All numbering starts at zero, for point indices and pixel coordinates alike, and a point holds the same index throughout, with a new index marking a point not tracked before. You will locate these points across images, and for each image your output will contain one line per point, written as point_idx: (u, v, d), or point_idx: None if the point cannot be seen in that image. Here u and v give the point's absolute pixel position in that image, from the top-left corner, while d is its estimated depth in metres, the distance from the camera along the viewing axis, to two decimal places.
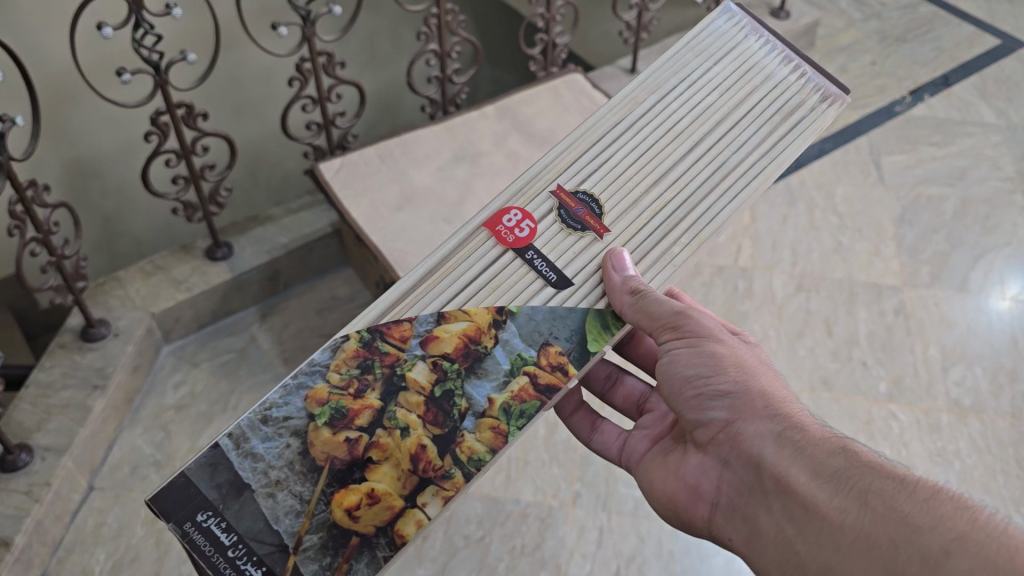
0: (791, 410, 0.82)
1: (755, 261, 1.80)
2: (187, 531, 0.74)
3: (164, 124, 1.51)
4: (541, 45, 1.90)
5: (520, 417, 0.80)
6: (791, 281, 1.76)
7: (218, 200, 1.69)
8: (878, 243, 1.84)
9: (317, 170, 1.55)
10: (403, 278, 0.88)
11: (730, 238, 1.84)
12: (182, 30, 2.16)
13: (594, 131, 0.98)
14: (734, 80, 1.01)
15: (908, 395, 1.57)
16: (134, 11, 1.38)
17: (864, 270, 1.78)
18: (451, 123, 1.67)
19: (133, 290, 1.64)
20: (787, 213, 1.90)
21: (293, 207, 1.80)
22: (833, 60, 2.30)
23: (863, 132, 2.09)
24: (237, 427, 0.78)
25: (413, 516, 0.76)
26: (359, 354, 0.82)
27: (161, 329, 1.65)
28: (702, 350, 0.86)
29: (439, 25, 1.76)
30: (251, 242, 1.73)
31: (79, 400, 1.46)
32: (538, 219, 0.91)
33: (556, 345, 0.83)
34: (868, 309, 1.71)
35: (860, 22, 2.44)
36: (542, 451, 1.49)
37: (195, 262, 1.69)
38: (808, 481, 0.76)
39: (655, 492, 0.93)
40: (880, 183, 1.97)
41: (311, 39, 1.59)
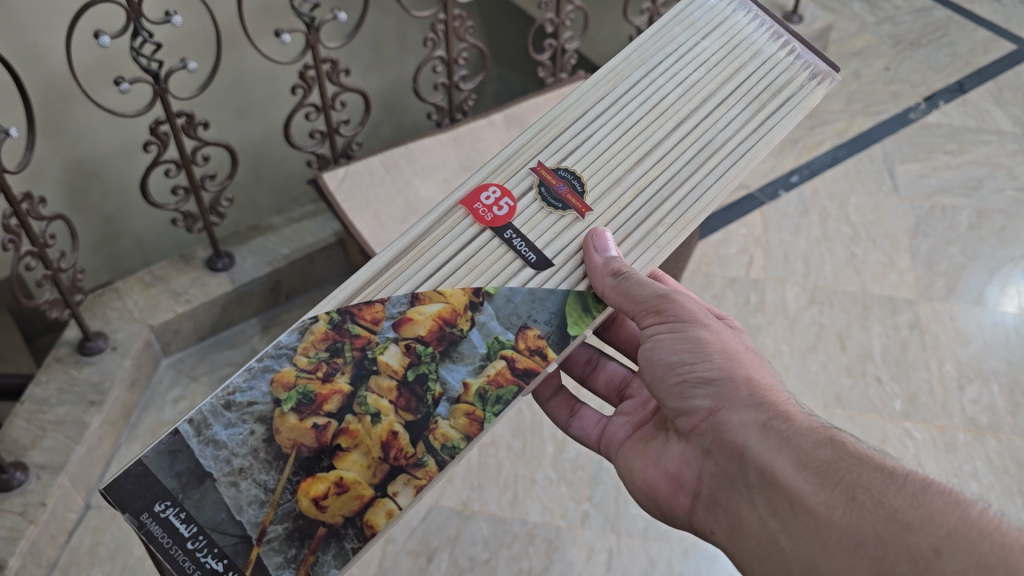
0: (776, 398, 0.79)
1: (767, 272, 1.79)
2: (143, 522, 0.70)
3: (163, 134, 1.43)
4: (551, 50, 1.85)
5: (497, 403, 0.77)
6: (804, 294, 1.75)
7: (218, 210, 1.62)
8: (892, 254, 1.82)
9: (322, 179, 1.44)
10: (376, 257, 0.84)
11: (741, 249, 1.84)
12: (182, 41, 2.07)
13: (577, 107, 0.94)
14: (723, 55, 0.97)
15: (923, 412, 1.56)
16: (132, 19, 1.30)
17: (878, 283, 1.76)
18: (459, 132, 1.55)
19: (131, 301, 1.58)
20: (799, 223, 1.88)
21: (295, 216, 1.76)
22: (847, 64, 2.28)
23: (877, 140, 2.08)
24: (197, 412, 0.74)
25: (384, 506, 0.73)
26: (328, 337, 0.78)
27: (160, 341, 1.60)
28: (686, 336, 0.83)
29: (448, 31, 1.69)
30: (252, 252, 1.69)
31: (75, 416, 1.41)
32: (518, 197, 0.87)
33: (535, 329, 0.80)
34: (881, 323, 1.69)
35: (873, 25, 2.41)
36: (550, 469, 1.46)
37: (195, 272, 1.65)
38: (793, 474, 0.73)
39: (634, 482, 0.90)
40: (894, 192, 1.95)
41: (315, 47, 1.52)
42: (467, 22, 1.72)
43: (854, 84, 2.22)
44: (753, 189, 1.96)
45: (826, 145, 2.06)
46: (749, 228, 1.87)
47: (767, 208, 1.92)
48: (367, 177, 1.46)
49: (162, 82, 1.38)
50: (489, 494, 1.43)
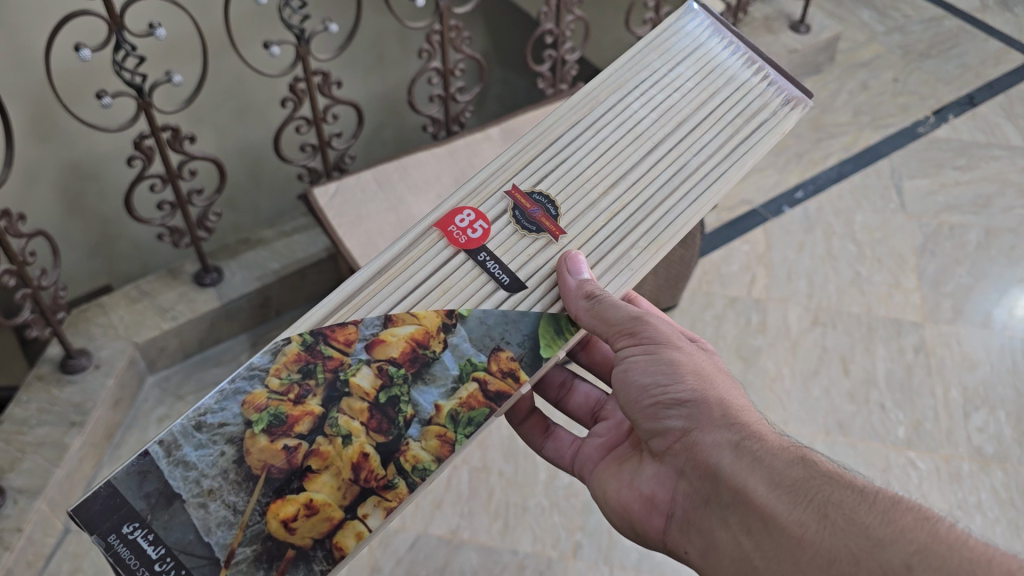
0: (748, 418, 0.80)
1: (769, 291, 1.80)
2: (111, 543, 0.70)
3: (148, 148, 1.43)
4: (551, 61, 1.87)
5: (468, 424, 0.78)
6: (807, 314, 1.76)
7: (206, 225, 1.62)
8: (898, 274, 1.83)
9: (311, 195, 1.45)
10: (350, 278, 0.84)
11: (744, 267, 1.85)
12: (169, 54, 2.08)
13: (553, 131, 0.95)
14: (697, 82, 0.99)
15: (927, 441, 1.56)
16: (115, 32, 1.31)
17: (884, 304, 1.78)
18: (454, 146, 1.55)
19: (116, 317, 1.59)
20: (803, 240, 1.90)
21: (287, 230, 1.77)
22: (854, 75, 2.31)
23: (884, 154, 2.10)
24: (168, 433, 0.74)
25: (353, 528, 0.73)
26: (301, 358, 0.78)
27: (145, 360, 1.60)
28: (659, 358, 0.84)
29: (443, 42, 1.70)
30: (242, 267, 1.69)
31: (55, 437, 1.41)
32: (492, 220, 0.88)
33: (507, 351, 0.80)
34: (887, 346, 1.71)
35: (882, 36, 2.45)
36: (542, 496, 1.46)
37: (183, 288, 1.65)
38: (766, 493, 0.74)
39: (608, 503, 0.90)
40: (901, 210, 1.97)
41: (306, 58, 1.52)
42: (464, 34, 1.73)
43: (862, 96, 2.26)
44: (756, 205, 1.98)
45: (832, 159, 2.08)
46: (753, 247, 1.89)
47: (770, 225, 1.94)
48: (358, 193, 1.47)
49: (146, 95, 1.39)
50: (479, 521, 1.43)
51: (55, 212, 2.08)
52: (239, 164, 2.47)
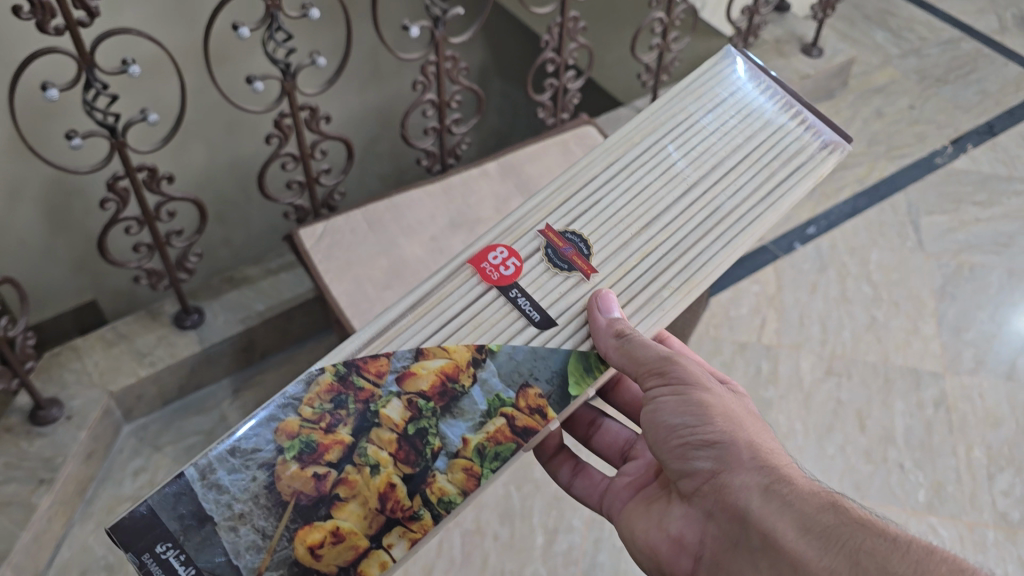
0: (778, 462, 0.78)
1: (780, 337, 1.75)
2: (145, 562, 0.72)
3: (123, 190, 1.40)
4: (550, 90, 1.82)
5: (495, 459, 0.79)
6: (821, 363, 1.71)
7: (186, 265, 1.61)
8: (916, 319, 1.78)
9: (297, 237, 1.40)
10: (384, 311, 0.87)
11: (753, 309, 1.80)
12: (145, 89, 2.00)
13: (587, 172, 0.97)
14: (734, 125, 1.00)
15: (949, 505, 1.50)
16: (85, 71, 1.24)
17: (901, 351, 1.73)
18: (450, 183, 1.50)
19: (91, 363, 1.56)
20: (816, 280, 1.86)
21: (273, 268, 1.75)
22: (869, 101, 2.28)
23: (900, 187, 2.06)
24: (204, 457, 0.76)
25: (378, 557, 0.75)
26: (334, 388, 0.80)
27: (121, 409, 1.58)
28: (688, 399, 0.82)
29: (439, 73, 1.60)
30: (224, 308, 1.67)
31: (23, 496, 1.38)
32: (525, 257, 0.90)
33: (535, 387, 0.81)
34: (904, 400, 1.65)
35: (897, 59, 2.42)
36: (540, 564, 1.44)
37: (162, 331, 1.62)
38: (796, 538, 0.72)
39: (635, 543, 0.88)
40: (919, 248, 1.92)
41: (291, 93, 1.47)
42: (460, 64, 1.65)
43: (877, 124, 2.21)
44: (766, 240, 1.94)
45: (846, 192, 2.04)
46: (764, 287, 1.84)
47: (782, 262, 1.89)
48: (349, 234, 1.41)
49: (120, 135, 1.34)
50: None
51: (40, 229, 1.95)
52: (228, 174, 2.30)
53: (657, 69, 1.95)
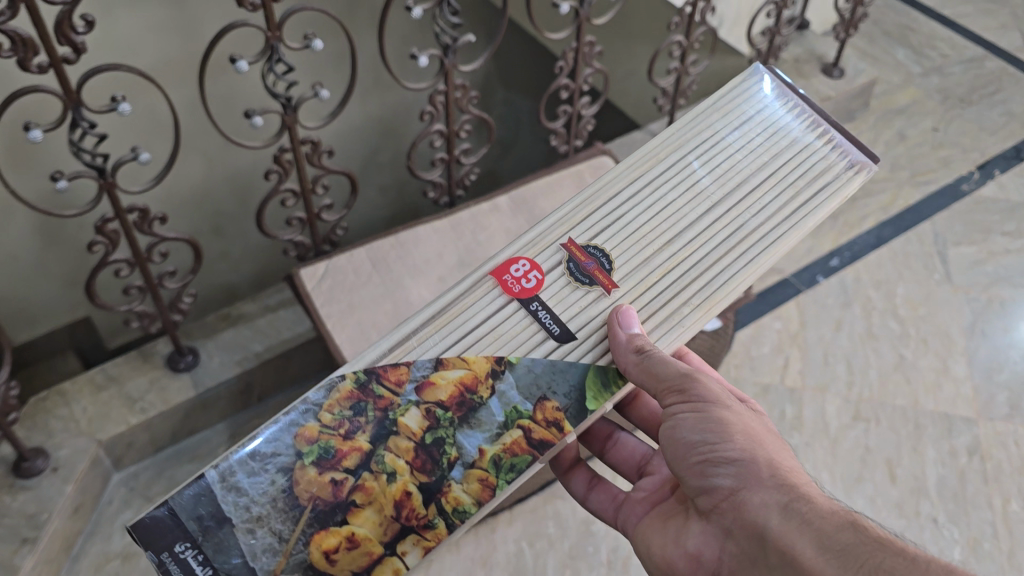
0: (799, 481, 0.76)
1: (804, 378, 1.70)
2: (164, 560, 0.74)
3: (112, 233, 1.31)
4: (564, 117, 1.79)
5: (510, 470, 0.80)
6: (847, 408, 1.66)
7: (179, 307, 1.52)
8: (945, 358, 1.74)
9: (297, 279, 1.41)
10: (406, 320, 0.88)
11: (775, 349, 1.75)
12: (136, 124, 1.95)
13: (609, 187, 0.98)
14: (760, 143, 1.00)
15: (986, 562, 1.44)
16: (71, 108, 1.16)
17: (931, 396, 1.68)
18: (457, 219, 1.51)
19: (79, 409, 1.48)
20: (841, 317, 1.82)
21: (271, 304, 1.69)
22: (892, 123, 2.25)
23: (926, 216, 2.03)
24: (224, 460, 0.77)
25: (391, 564, 0.77)
26: (354, 395, 0.81)
27: (111, 457, 1.50)
28: (707, 416, 0.80)
29: (448, 103, 1.58)
30: (219, 349, 1.61)
31: (5, 556, 1.29)
32: (546, 270, 0.90)
33: (553, 401, 0.82)
34: (936, 448, 1.60)
35: (919, 77, 2.40)
36: None
37: (155, 374, 1.55)
38: (815, 557, 0.69)
39: (651, 559, 0.86)
40: (947, 281, 1.89)
41: (293, 128, 1.39)
42: (469, 92, 1.62)
43: (900, 147, 2.19)
44: (788, 274, 1.90)
45: (869, 222, 2.01)
46: (785, 324, 1.80)
47: (803, 297, 1.85)
48: (351, 275, 1.43)
49: (109, 175, 1.25)
50: None
51: (33, 240, 1.89)
52: (225, 186, 2.24)
53: (673, 94, 1.95)
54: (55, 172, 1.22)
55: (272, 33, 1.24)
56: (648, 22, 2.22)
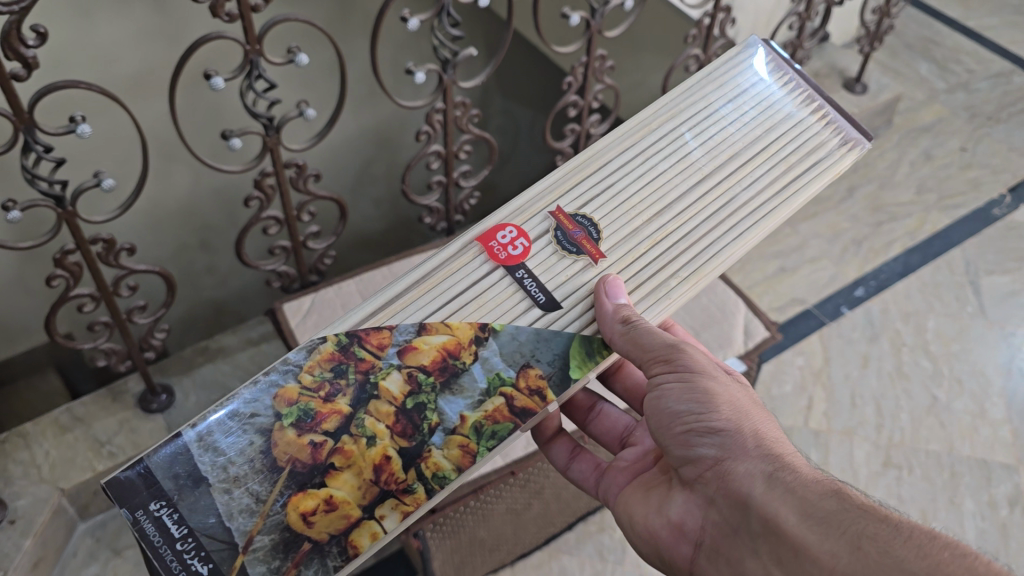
0: (783, 451, 0.75)
1: (831, 421, 1.66)
2: (138, 519, 0.72)
3: (74, 265, 1.21)
4: (572, 136, 1.72)
5: (491, 437, 0.79)
6: (877, 454, 1.61)
7: (150, 344, 1.42)
8: (982, 401, 1.69)
9: (281, 313, 1.39)
10: (390, 285, 0.86)
11: (797, 388, 1.71)
12: (104, 149, 1.78)
13: (600, 158, 0.96)
14: (753, 116, 0.99)
15: None
16: (24, 132, 1.05)
17: (967, 440, 1.63)
18: None
19: (42, 452, 1.38)
20: (867, 353, 1.77)
21: (254, 337, 1.60)
22: (917, 142, 2.23)
23: (956, 243, 2.00)
24: (201, 418, 0.77)
25: (369, 528, 0.76)
26: (335, 357, 0.80)
27: (76, 505, 1.39)
28: (694, 386, 0.79)
29: (446, 122, 1.49)
30: (197, 387, 1.51)
31: None
32: (533, 238, 0.89)
33: (536, 369, 0.81)
34: (974, 499, 1.55)
35: (944, 93, 2.38)
36: None
37: (125, 414, 1.45)
38: (797, 524, 0.68)
39: (634, 530, 0.85)
40: (980, 314, 1.85)
41: (275, 150, 1.30)
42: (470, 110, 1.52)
43: (926, 167, 2.17)
44: (810, 304, 1.87)
45: (896, 248, 1.98)
46: (809, 361, 1.76)
47: (827, 330, 1.82)
48: (334, 299, 1.41)
49: (68, 205, 1.14)
50: None
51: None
52: (212, 199, 2.10)
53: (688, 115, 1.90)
54: (6, 201, 1.11)
55: (253, 47, 1.16)
56: (662, 30, 2.03)
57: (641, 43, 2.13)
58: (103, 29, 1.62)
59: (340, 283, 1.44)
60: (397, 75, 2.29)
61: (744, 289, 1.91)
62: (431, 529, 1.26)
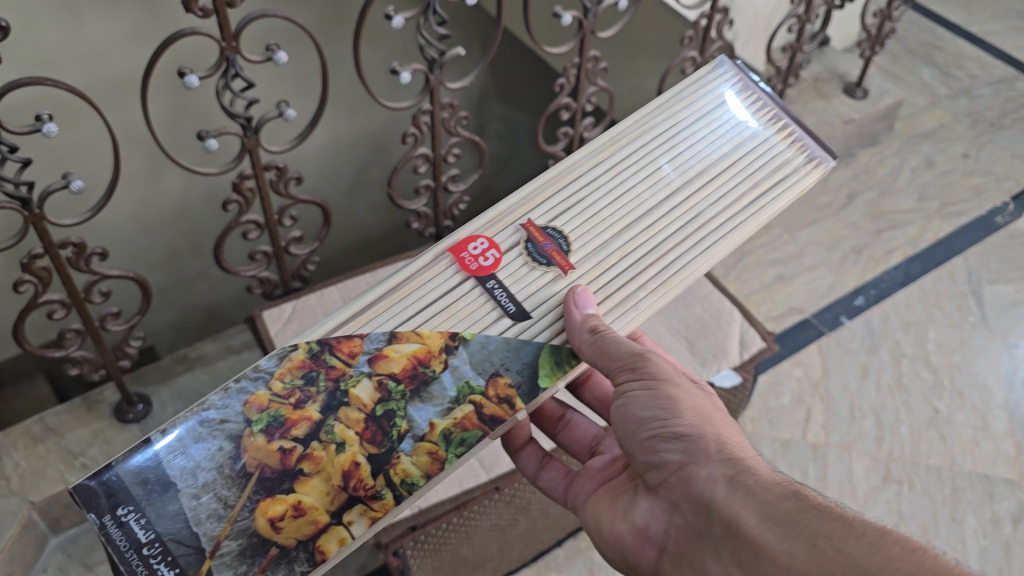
0: (745, 456, 0.77)
1: (829, 435, 1.68)
2: (104, 523, 0.72)
3: (42, 270, 1.22)
4: (564, 139, 1.74)
5: (460, 445, 0.80)
6: (877, 468, 1.63)
7: (125, 352, 1.42)
8: (984, 414, 1.72)
9: (259, 319, 1.39)
10: (362, 294, 0.88)
11: (794, 400, 1.73)
12: (65, 149, 1.76)
13: (572, 173, 0.98)
14: (721, 134, 1.02)
15: None
16: None
17: (968, 455, 1.65)
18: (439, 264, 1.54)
19: (11, 464, 1.37)
20: (867, 364, 1.80)
21: (234, 345, 1.62)
22: (918, 148, 2.28)
23: (959, 251, 2.04)
24: (171, 424, 0.78)
25: (337, 533, 0.76)
26: (305, 365, 0.82)
27: (47, 519, 1.37)
28: (659, 393, 0.81)
29: (434, 124, 1.51)
30: (174, 396, 1.51)
31: None
32: (504, 250, 0.91)
33: (506, 377, 0.82)
34: (977, 516, 1.57)
35: (947, 99, 2.44)
36: None
37: (100, 425, 1.44)
38: (757, 525, 0.70)
39: (601, 536, 0.86)
40: (982, 324, 1.88)
41: (254, 152, 1.32)
42: (458, 113, 1.54)
43: (927, 174, 2.21)
44: (809, 314, 1.89)
45: (896, 257, 2.01)
46: (807, 372, 1.78)
47: (825, 340, 1.84)
48: (315, 304, 1.43)
49: (35, 207, 1.15)
50: None
51: None
52: (204, 199, 2.12)
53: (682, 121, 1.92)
54: None
55: (229, 44, 1.18)
56: (661, 35, 2.07)
57: (639, 42, 2.16)
58: (90, 28, 1.63)
59: (323, 289, 1.47)
60: (380, 76, 2.31)
61: (741, 298, 1.93)
62: (411, 547, 1.24)
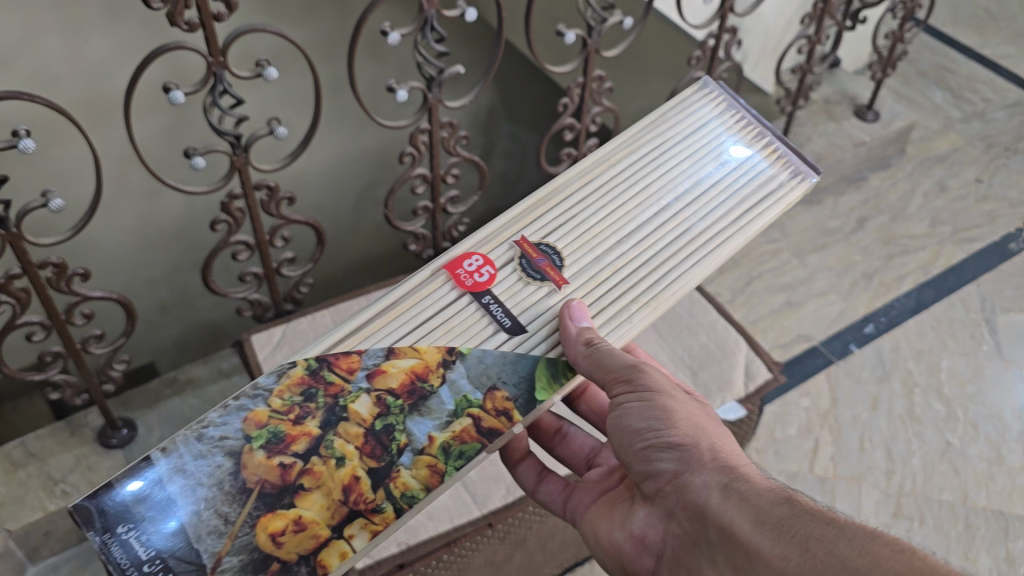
0: (738, 464, 0.78)
1: (837, 467, 1.69)
2: (105, 542, 0.72)
3: (20, 291, 1.22)
4: (565, 160, 1.75)
5: (459, 457, 0.81)
6: (886, 503, 1.64)
7: (107, 376, 1.41)
8: (998, 446, 1.73)
9: (248, 343, 1.40)
10: (360, 310, 0.89)
11: (803, 430, 1.75)
12: (46, 165, 1.84)
13: (564, 190, 1.00)
14: (707, 150, 1.05)
15: None
16: None
17: (982, 490, 1.66)
18: None
19: None
20: (877, 395, 1.81)
21: (226, 367, 1.62)
22: (931, 172, 2.32)
23: (972, 278, 2.06)
24: (171, 442, 0.79)
25: (338, 547, 0.76)
26: (304, 381, 0.83)
27: (25, 547, 1.36)
28: (654, 403, 0.82)
29: (433, 143, 1.53)
30: (162, 422, 1.51)
31: None
32: (499, 266, 0.92)
33: (503, 391, 0.84)
34: (990, 554, 1.57)
35: (960, 122, 2.48)
36: None
37: (83, 450, 1.44)
38: (751, 531, 0.71)
39: (600, 546, 0.88)
40: (997, 354, 1.90)
41: (243, 169, 1.33)
42: (457, 132, 1.56)
43: (939, 200, 2.25)
44: (816, 342, 1.92)
45: (907, 283, 2.04)
46: (816, 403, 1.80)
47: (834, 369, 1.86)
48: (308, 327, 1.44)
49: (14, 225, 1.15)
50: None
51: None
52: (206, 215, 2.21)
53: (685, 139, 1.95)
54: None
55: (217, 60, 1.19)
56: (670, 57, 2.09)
57: (647, 63, 2.19)
58: (92, 43, 1.72)
59: (316, 313, 1.48)
60: (372, 92, 2.34)
61: (746, 325, 1.95)
62: None
